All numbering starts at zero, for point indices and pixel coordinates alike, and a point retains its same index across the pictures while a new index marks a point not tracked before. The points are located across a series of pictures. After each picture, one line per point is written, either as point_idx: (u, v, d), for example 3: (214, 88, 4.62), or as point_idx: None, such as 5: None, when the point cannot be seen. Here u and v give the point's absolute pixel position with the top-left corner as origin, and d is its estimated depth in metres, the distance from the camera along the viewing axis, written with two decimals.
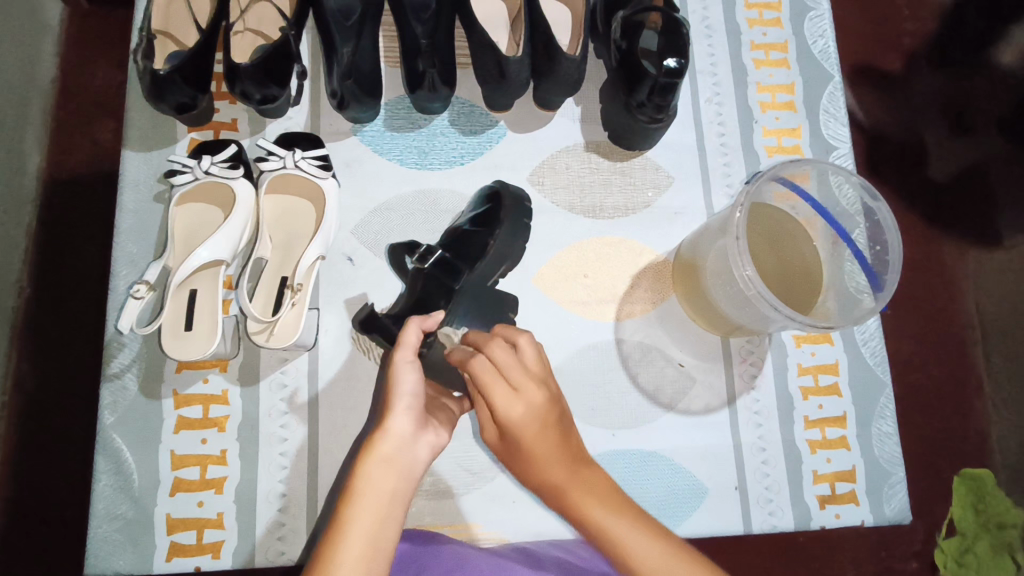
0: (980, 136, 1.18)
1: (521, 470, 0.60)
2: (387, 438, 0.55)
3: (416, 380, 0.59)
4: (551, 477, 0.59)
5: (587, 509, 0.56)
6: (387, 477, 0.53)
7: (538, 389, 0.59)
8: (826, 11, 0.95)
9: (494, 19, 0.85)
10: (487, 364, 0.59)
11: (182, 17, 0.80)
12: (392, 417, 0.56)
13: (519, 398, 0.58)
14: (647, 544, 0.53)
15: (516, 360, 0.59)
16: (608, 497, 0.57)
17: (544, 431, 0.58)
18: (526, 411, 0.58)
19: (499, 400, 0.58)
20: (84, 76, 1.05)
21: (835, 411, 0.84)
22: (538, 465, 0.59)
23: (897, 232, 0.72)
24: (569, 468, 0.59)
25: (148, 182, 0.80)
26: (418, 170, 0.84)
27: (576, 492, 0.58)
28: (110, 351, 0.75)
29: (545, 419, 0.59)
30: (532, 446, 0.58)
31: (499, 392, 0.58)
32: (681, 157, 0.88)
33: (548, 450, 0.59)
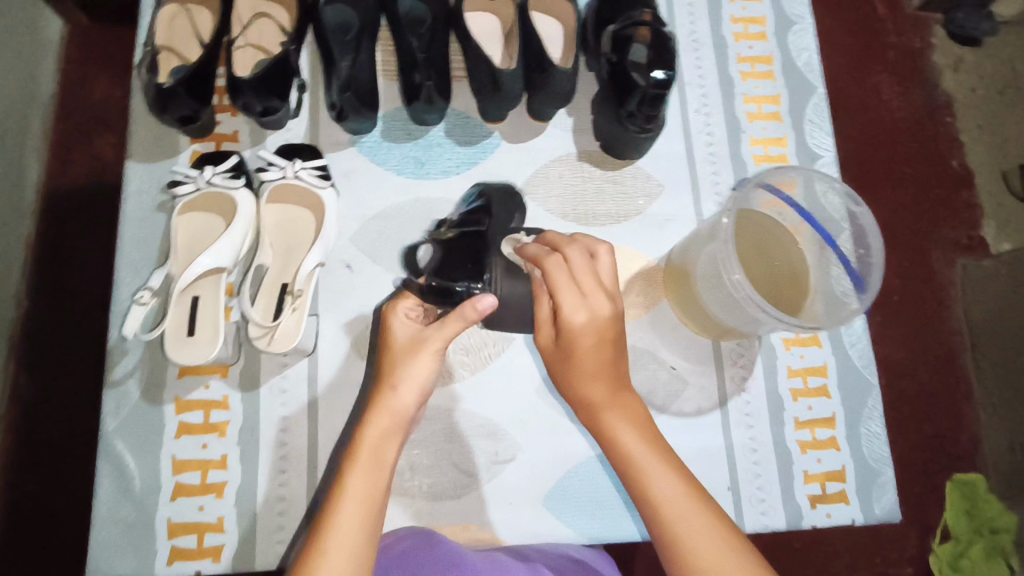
0: (962, 146, 1.21)
1: (566, 374, 0.69)
2: (391, 410, 0.64)
3: (432, 368, 0.66)
4: (592, 398, 0.68)
5: (618, 431, 0.65)
6: (389, 444, 0.62)
7: (593, 337, 0.67)
8: (809, 25, 0.98)
9: (488, 34, 0.87)
10: (560, 267, 0.67)
11: (184, 33, 0.83)
12: (402, 393, 0.64)
13: (585, 308, 0.66)
14: (660, 474, 0.61)
15: (590, 267, 0.67)
16: (643, 428, 0.65)
17: (599, 346, 0.67)
18: (588, 322, 0.67)
19: (566, 305, 0.66)
20: (83, 92, 1.07)
21: (824, 413, 0.86)
22: (582, 381, 0.68)
23: (879, 235, 0.75)
24: (614, 393, 0.67)
25: (151, 192, 0.81)
26: (414, 180, 0.86)
27: (612, 408, 0.67)
28: (113, 358, 0.76)
29: (600, 339, 0.67)
30: (579, 354, 0.67)
31: (566, 294, 0.67)
32: (670, 165, 0.91)
33: (595, 369, 0.68)
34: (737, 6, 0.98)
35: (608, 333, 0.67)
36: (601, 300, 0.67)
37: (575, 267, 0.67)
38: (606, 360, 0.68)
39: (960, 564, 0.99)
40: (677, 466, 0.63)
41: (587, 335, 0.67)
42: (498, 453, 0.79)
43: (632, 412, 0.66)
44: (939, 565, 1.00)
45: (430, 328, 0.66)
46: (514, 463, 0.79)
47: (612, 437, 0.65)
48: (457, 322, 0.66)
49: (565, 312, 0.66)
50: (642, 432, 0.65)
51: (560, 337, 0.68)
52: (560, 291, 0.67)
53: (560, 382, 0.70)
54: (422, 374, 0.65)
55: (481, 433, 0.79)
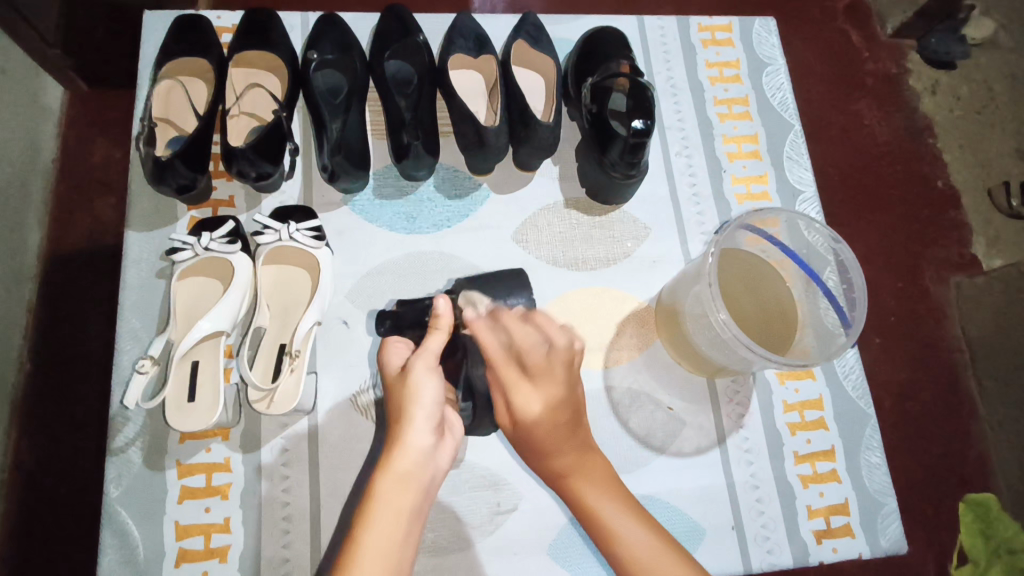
0: (946, 167, 1.24)
1: (531, 453, 0.71)
2: (405, 453, 0.60)
3: (435, 389, 0.64)
4: (559, 470, 0.71)
5: (590, 500, 0.69)
6: (405, 494, 0.58)
7: (549, 423, 0.70)
8: (781, 66, 1.02)
9: (473, 90, 0.91)
10: (504, 364, 0.70)
11: (181, 105, 0.86)
12: (411, 433, 0.61)
13: (537, 396, 0.70)
14: (633, 530, 0.66)
15: (544, 354, 0.71)
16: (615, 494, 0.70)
17: (558, 427, 0.70)
18: (542, 411, 0.70)
19: (519, 397, 0.70)
20: (84, 157, 1.10)
21: (824, 446, 0.86)
22: (549, 456, 0.70)
23: (860, 270, 0.77)
24: (578, 459, 0.71)
25: (151, 260, 0.83)
26: (407, 234, 0.88)
27: (582, 479, 0.70)
28: (115, 426, 0.77)
29: (557, 418, 0.70)
30: (540, 438, 0.70)
31: (519, 395, 0.70)
32: (657, 208, 0.93)
33: (558, 443, 0.70)
34: (711, 52, 1.02)
35: (561, 408, 0.71)
36: (553, 387, 0.71)
37: (521, 356, 0.70)
38: (566, 431, 0.71)
39: None
40: (646, 521, 0.68)
41: (543, 425, 0.70)
42: (500, 503, 0.79)
43: (602, 479, 0.71)
44: None
45: (417, 352, 0.65)
46: (516, 512, 0.79)
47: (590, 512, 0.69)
48: (435, 336, 0.67)
49: (523, 408, 0.69)
50: (616, 503, 0.69)
51: (519, 427, 0.71)
52: (512, 386, 0.70)
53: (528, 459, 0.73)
54: (428, 397, 0.63)
55: (483, 482, 0.79)
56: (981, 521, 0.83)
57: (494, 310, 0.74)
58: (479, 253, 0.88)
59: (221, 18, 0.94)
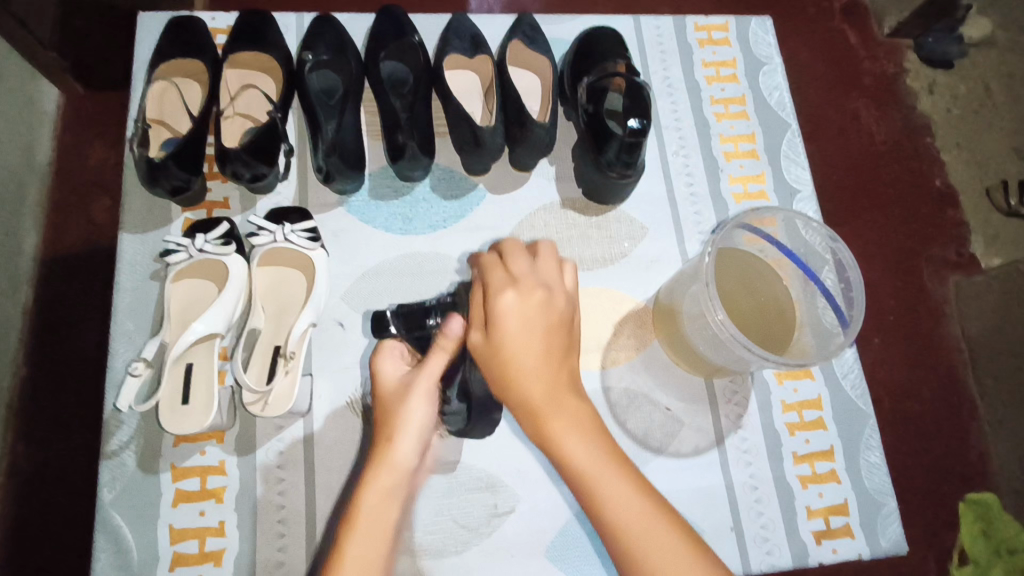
0: (944, 166, 1.24)
1: (497, 377, 0.62)
2: (389, 470, 0.62)
3: (428, 412, 0.66)
4: (528, 398, 0.61)
5: (564, 438, 0.60)
6: (387, 509, 0.60)
7: (526, 323, 0.62)
8: (778, 65, 1.02)
9: (468, 90, 0.90)
10: (495, 263, 0.66)
11: (175, 107, 0.86)
12: (397, 451, 0.63)
13: (515, 290, 0.63)
14: (591, 454, 0.59)
15: (532, 269, 0.65)
16: (586, 432, 0.60)
17: (542, 332, 0.62)
18: (521, 308, 0.62)
19: (497, 286, 0.63)
20: (80, 159, 1.10)
21: (822, 446, 0.86)
22: (519, 379, 0.61)
23: (858, 270, 0.76)
24: (553, 391, 0.61)
25: (145, 262, 0.83)
26: (403, 235, 0.87)
27: (552, 412, 0.60)
28: (108, 429, 0.76)
29: (538, 328, 0.62)
30: (512, 350, 0.61)
31: (497, 281, 0.64)
32: (653, 208, 0.93)
33: (532, 365, 0.61)
34: (708, 51, 1.01)
35: (548, 318, 0.63)
36: (538, 294, 0.63)
37: (512, 262, 0.65)
38: (543, 347, 0.62)
39: None
40: (627, 471, 0.60)
41: (519, 324, 0.61)
42: (498, 505, 0.78)
43: (580, 419, 0.61)
44: None
45: (419, 374, 0.67)
46: (514, 514, 0.78)
47: (558, 449, 0.60)
48: (435, 359, 0.68)
49: (496, 299, 0.62)
50: (583, 435, 0.60)
51: (491, 329, 0.62)
52: (493, 277, 0.64)
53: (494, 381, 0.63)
54: (421, 419, 0.65)
55: (480, 484, 0.79)
56: (982, 519, 0.82)
57: (498, 245, 0.70)
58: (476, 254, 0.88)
59: (215, 18, 0.94)
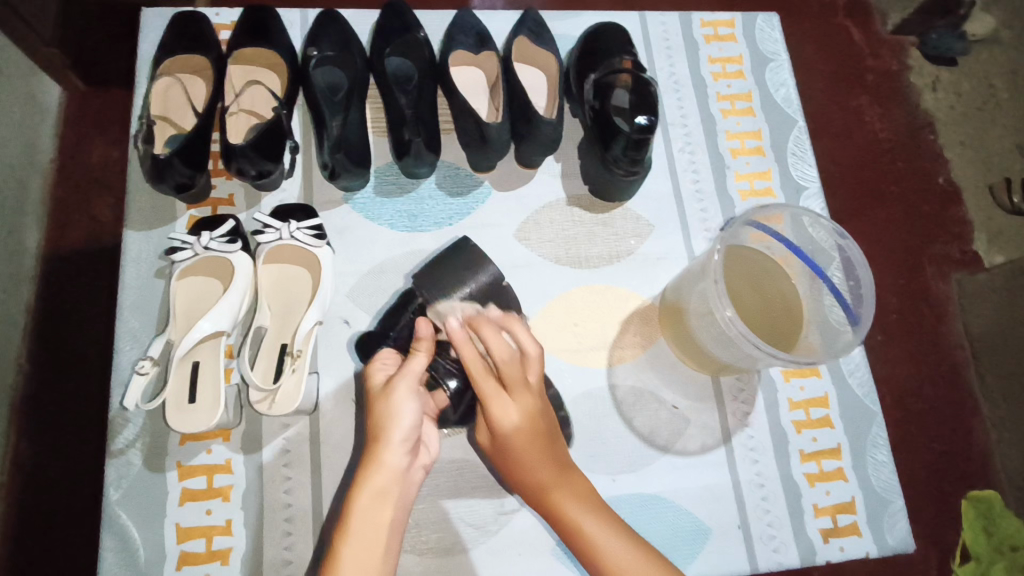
0: (947, 163, 1.24)
1: (506, 468, 0.69)
2: (381, 471, 0.60)
3: (414, 409, 0.62)
4: (537, 480, 0.68)
5: (569, 510, 0.67)
6: (383, 509, 0.59)
7: (527, 438, 0.66)
8: (785, 62, 1.01)
9: (474, 87, 0.90)
10: (485, 376, 0.65)
11: (179, 103, 0.85)
12: (387, 452, 0.61)
13: (513, 409, 0.65)
14: (613, 541, 0.65)
15: (519, 365, 0.66)
16: (588, 501, 0.68)
17: (538, 439, 0.66)
18: (522, 420, 0.66)
19: (496, 411, 0.65)
20: (81, 155, 1.09)
21: (829, 444, 0.85)
22: (526, 473, 0.67)
23: (867, 268, 0.76)
24: (557, 471, 0.68)
25: (150, 259, 0.83)
26: (409, 233, 0.87)
27: (560, 490, 0.68)
28: (114, 428, 0.76)
29: (536, 425, 0.66)
30: (522, 457, 0.67)
31: (493, 402, 0.65)
32: (660, 205, 0.92)
33: (535, 460, 0.67)
34: (714, 48, 1.01)
35: (541, 421, 0.67)
36: (529, 398, 0.66)
37: (506, 373, 0.65)
38: (544, 446, 0.67)
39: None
40: (626, 531, 0.67)
41: (522, 439, 0.66)
42: (505, 503, 0.78)
43: (583, 493, 0.69)
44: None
45: (399, 372, 0.63)
46: (521, 512, 0.78)
47: (570, 524, 0.67)
48: (417, 358, 0.65)
49: (500, 423, 0.65)
50: (589, 507, 0.68)
51: (500, 445, 0.67)
52: (489, 400, 0.64)
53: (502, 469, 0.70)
54: (410, 417, 0.62)
55: (487, 482, 0.79)
56: (983, 518, 0.83)
57: (473, 326, 0.67)
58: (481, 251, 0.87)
59: (219, 14, 0.93)
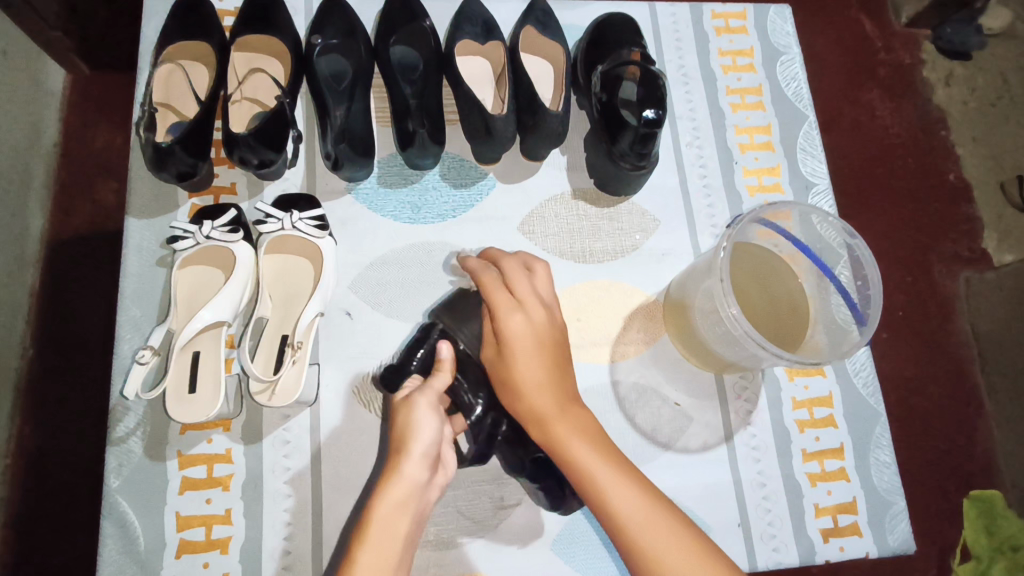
0: (958, 160, 1.22)
1: (507, 382, 0.68)
2: (400, 482, 0.59)
3: (433, 426, 0.62)
4: (536, 406, 0.67)
5: (568, 441, 0.64)
6: (400, 519, 0.57)
7: (533, 341, 0.69)
8: (797, 55, 0.99)
9: (479, 78, 0.89)
10: (500, 286, 0.71)
11: (182, 91, 0.85)
12: (406, 464, 0.60)
13: (522, 312, 0.69)
14: (616, 484, 0.61)
15: (525, 279, 0.72)
16: (582, 427, 0.66)
17: (539, 350, 0.69)
18: (527, 329, 0.69)
19: (504, 310, 0.69)
20: (86, 140, 1.09)
21: (832, 443, 0.85)
22: (524, 389, 0.67)
23: (876, 268, 0.74)
24: (558, 400, 0.67)
25: (152, 248, 0.82)
26: (411, 225, 0.86)
27: (552, 411, 0.66)
28: (115, 416, 0.76)
29: (541, 338, 0.69)
30: (519, 364, 0.68)
31: (503, 303, 0.70)
32: (666, 200, 0.91)
33: (536, 375, 0.67)
34: (724, 40, 0.99)
35: (548, 335, 0.70)
36: (539, 310, 0.70)
37: (515, 282, 0.71)
38: (543, 358, 0.68)
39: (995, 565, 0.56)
40: (627, 472, 0.63)
41: (526, 341, 0.68)
42: (504, 498, 0.78)
43: (585, 426, 0.66)
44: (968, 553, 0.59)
45: (420, 388, 0.64)
46: (520, 507, 0.78)
47: (560, 446, 0.65)
48: (440, 376, 0.67)
49: (506, 321, 0.69)
50: (583, 436, 0.65)
51: (503, 349, 0.69)
52: (497, 301, 0.70)
53: (498, 382, 0.70)
54: (429, 439, 0.61)
55: (486, 477, 0.79)
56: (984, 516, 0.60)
57: (497, 258, 0.75)
58: (485, 244, 0.87)
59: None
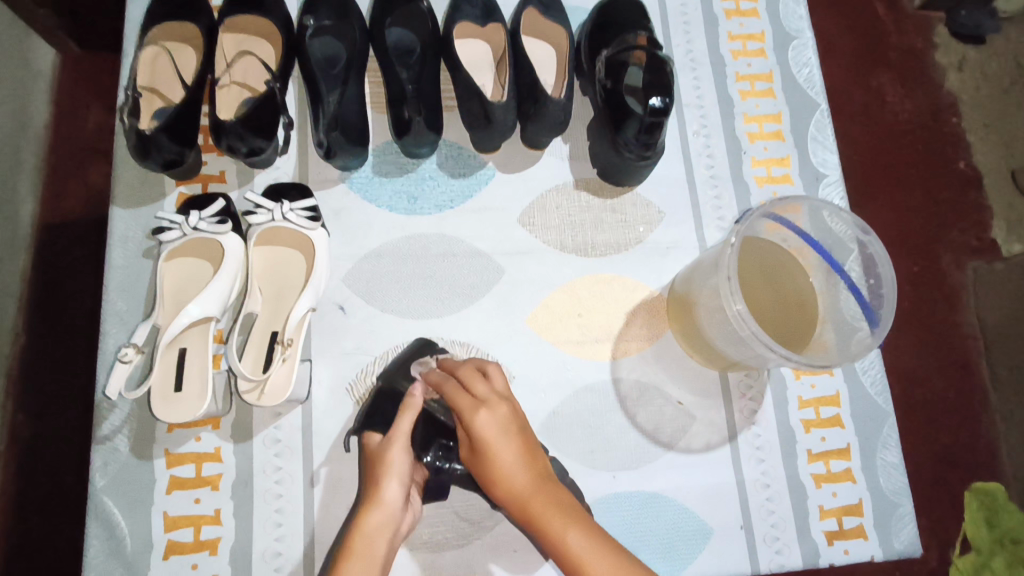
0: (970, 148, 1.18)
1: (488, 483, 0.60)
2: (380, 510, 0.59)
3: (407, 461, 0.63)
4: (520, 501, 0.58)
5: (561, 536, 0.55)
6: (378, 543, 0.58)
7: (504, 434, 0.59)
8: (809, 40, 0.95)
9: (478, 62, 0.85)
10: (458, 389, 0.62)
11: (168, 75, 0.81)
12: (385, 490, 0.60)
13: (485, 408, 0.60)
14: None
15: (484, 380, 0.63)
16: (582, 519, 0.56)
17: (513, 442, 0.60)
18: (493, 421, 0.60)
19: (467, 411, 0.60)
20: (78, 121, 1.05)
21: (838, 444, 0.83)
22: (504, 486, 0.58)
23: (890, 267, 0.71)
24: (541, 491, 0.58)
25: (138, 239, 0.79)
26: (407, 216, 0.83)
27: (541, 506, 0.57)
28: (100, 413, 0.74)
29: (511, 429, 0.60)
30: (499, 462, 0.59)
31: (466, 405, 0.61)
32: (671, 191, 0.88)
33: (515, 468, 0.58)
34: (735, 23, 0.95)
35: (519, 425, 0.61)
36: (502, 403, 0.61)
37: (472, 384, 0.63)
38: (522, 450, 0.60)
39: None
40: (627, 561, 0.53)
41: (495, 436, 0.59)
42: None
43: (575, 514, 0.57)
44: None
45: (392, 430, 0.64)
46: None
47: (563, 553, 0.55)
48: (405, 416, 0.64)
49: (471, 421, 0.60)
50: (583, 532, 0.55)
51: (476, 451, 0.60)
52: (459, 400, 0.61)
53: (485, 485, 0.60)
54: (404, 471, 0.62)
55: None
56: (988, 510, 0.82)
57: (446, 367, 0.67)
58: (483, 236, 0.84)
59: None
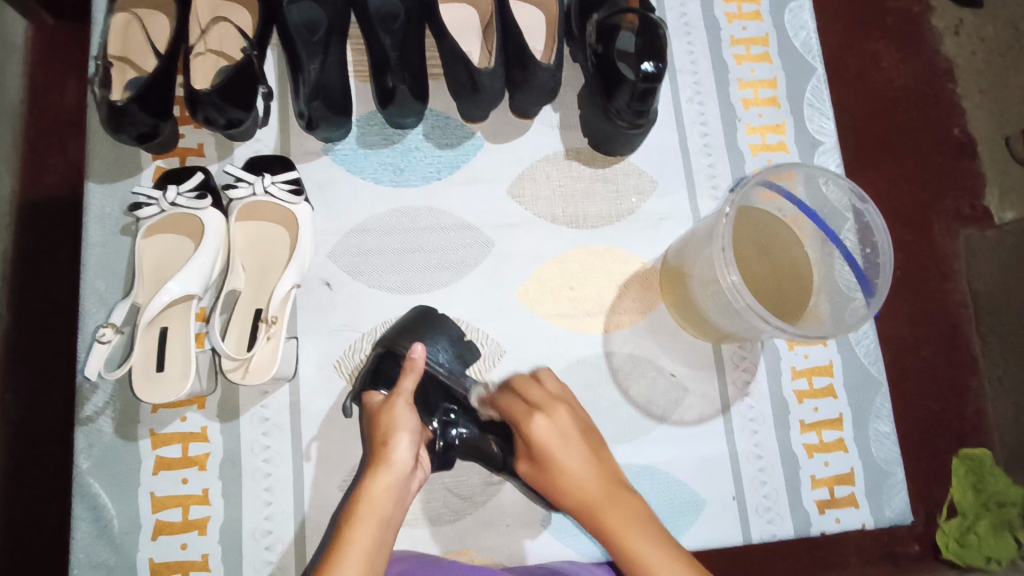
0: (966, 114, 1.16)
1: (551, 491, 0.62)
2: (388, 469, 0.56)
3: (413, 417, 0.60)
4: (582, 504, 0.59)
5: (624, 536, 0.56)
6: (385, 502, 0.55)
7: (562, 440, 0.61)
8: (806, 2, 0.92)
9: (464, 28, 0.82)
10: (515, 400, 0.65)
11: (141, 43, 0.78)
12: (394, 449, 0.57)
13: (541, 414, 0.62)
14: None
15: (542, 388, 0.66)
16: (655, 529, 0.56)
17: (574, 446, 0.61)
18: (551, 428, 0.62)
19: (525, 421, 0.62)
20: (52, 93, 1.01)
21: (831, 414, 0.82)
22: (565, 490, 0.60)
23: (886, 234, 0.69)
24: (604, 492, 0.59)
25: (114, 215, 0.77)
26: (394, 188, 0.81)
27: (607, 510, 0.58)
28: (82, 394, 0.72)
29: (569, 435, 0.62)
30: (560, 468, 0.60)
31: (523, 414, 0.63)
32: (664, 160, 0.86)
33: (577, 472, 0.60)
34: None
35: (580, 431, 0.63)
36: (561, 410, 0.63)
37: (528, 391, 0.65)
38: (588, 458, 0.61)
39: (966, 539, 0.93)
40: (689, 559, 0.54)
41: (554, 443, 0.61)
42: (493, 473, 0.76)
43: (640, 516, 0.57)
44: (946, 541, 0.94)
45: (394, 391, 0.62)
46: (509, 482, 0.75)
47: (631, 558, 0.55)
48: (409, 377, 0.63)
49: (528, 429, 0.62)
50: (652, 538, 0.56)
51: (538, 460, 0.62)
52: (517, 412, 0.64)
53: (547, 493, 0.62)
54: (410, 429, 0.59)
55: None
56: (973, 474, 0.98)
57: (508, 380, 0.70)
58: (471, 208, 0.82)
59: None
